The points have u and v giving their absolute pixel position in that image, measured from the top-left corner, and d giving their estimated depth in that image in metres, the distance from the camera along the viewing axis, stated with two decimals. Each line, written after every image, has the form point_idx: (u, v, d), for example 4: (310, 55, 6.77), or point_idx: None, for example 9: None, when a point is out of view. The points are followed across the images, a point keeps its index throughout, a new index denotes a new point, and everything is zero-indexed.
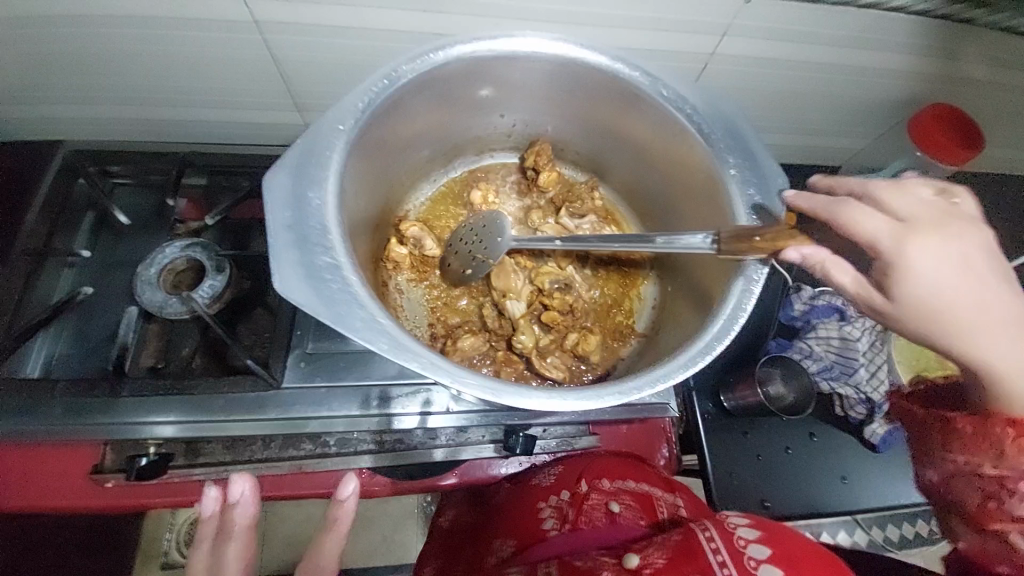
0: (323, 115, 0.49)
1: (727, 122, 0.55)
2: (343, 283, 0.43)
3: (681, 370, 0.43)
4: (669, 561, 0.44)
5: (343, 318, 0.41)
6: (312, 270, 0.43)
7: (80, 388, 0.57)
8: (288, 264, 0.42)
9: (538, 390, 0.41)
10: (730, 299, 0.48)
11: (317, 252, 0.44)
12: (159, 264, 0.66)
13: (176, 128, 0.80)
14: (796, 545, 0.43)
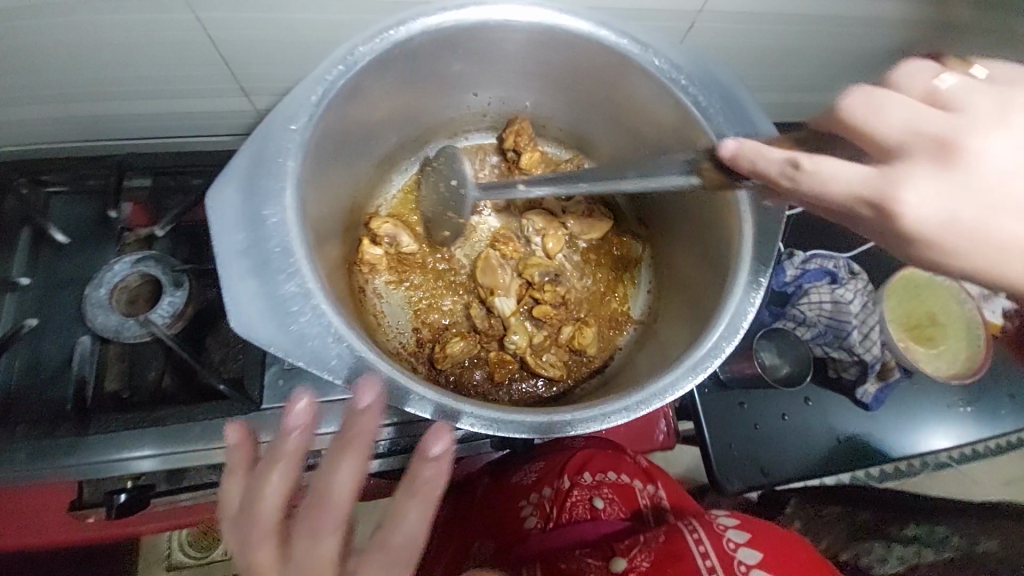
0: (272, 113, 0.43)
1: (722, 89, 0.50)
2: (312, 312, 0.38)
3: (688, 376, 0.41)
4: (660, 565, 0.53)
5: (317, 354, 0.37)
6: (275, 301, 0.38)
7: (40, 430, 0.54)
8: (248, 296, 0.38)
9: (538, 412, 0.39)
10: (735, 294, 0.44)
11: (279, 278, 0.39)
12: (109, 284, 0.60)
13: (111, 124, 0.71)
14: (776, 539, 0.55)
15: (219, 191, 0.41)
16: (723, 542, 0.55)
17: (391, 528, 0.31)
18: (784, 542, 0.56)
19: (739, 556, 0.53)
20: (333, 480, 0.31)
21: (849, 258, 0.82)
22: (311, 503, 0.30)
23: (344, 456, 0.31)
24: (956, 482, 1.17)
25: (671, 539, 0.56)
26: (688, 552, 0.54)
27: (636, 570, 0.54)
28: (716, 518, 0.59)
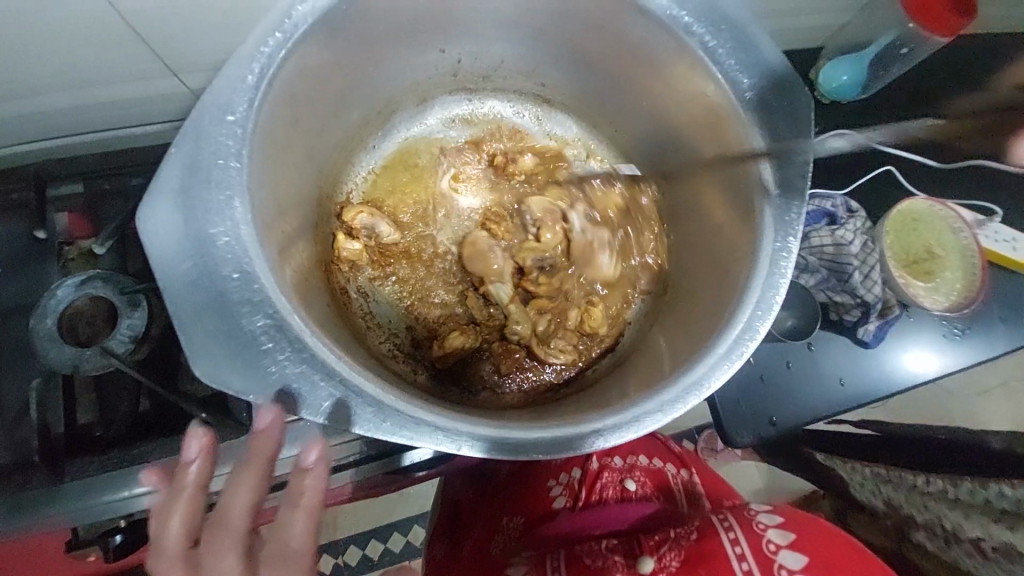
0: (201, 105, 0.35)
1: (729, 25, 0.43)
2: (290, 347, 0.34)
3: (723, 365, 0.38)
4: (684, 565, 0.58)
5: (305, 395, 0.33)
6: (241, 338, 0.33)
7: (12, 484, 0.49)
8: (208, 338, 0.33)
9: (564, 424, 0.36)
10: (762, 263, 0.40)
11: (246, 311, 0.34)
12: (54, 313, 0.53)
13: (20, 124, 0.61)
14: (819, 538, 0.58)
15: (151, 210, 0.34)
16: (760, 542, 0.58)
17: (288, 532, 0.32)
18: (828, 539, 0.58)
19: (779, 559, 0.56)
20: (230, 494, 0.31)
21: (847, 197, 0.78)
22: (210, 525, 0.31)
23: (244, 472, 0.32)
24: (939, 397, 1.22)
25: (703, 539, 0.60)
26: (720, 552, 0.58)
27: (666, 568, 0.58)
28: (756, 516, 0.62)
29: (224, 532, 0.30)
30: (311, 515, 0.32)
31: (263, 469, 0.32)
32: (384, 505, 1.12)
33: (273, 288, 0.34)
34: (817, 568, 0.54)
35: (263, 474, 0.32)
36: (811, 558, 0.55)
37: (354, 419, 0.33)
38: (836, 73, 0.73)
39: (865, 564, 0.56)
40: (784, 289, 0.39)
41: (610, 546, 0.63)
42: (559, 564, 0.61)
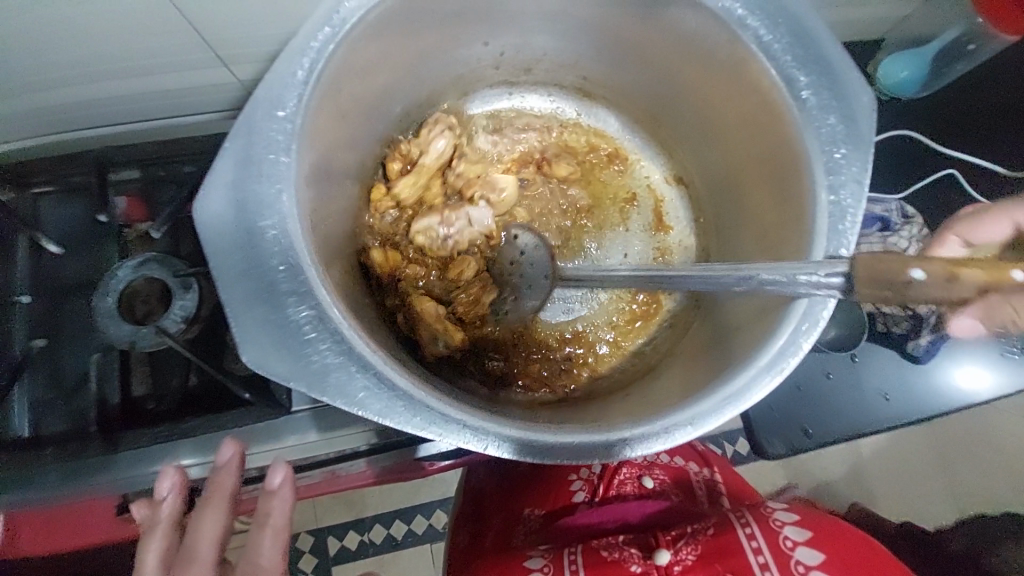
0: (254, 99, 0.37)
1: (789, 19, 0.41)
2: (331, 338, 0.35)
3: (764, 379, 0.37)
4: (699, 559, 0.58)
5: (342, 386, 0.34)
6: (286, 328, 0.34)
7: (72, 451, 0.53)
8: (256, 327, 0.34)
9: (590, 432, 0.35)
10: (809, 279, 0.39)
11: (291, 302, 0.35)
12: (115, 292, 0.57)
13: (85, 112, 0.65)
14: (836, 535, 0.57)
15: (205, 201, 0.36)
16: (777, 538, 0.57)
17: (258, 550, 0.45)
18: (845, 536, 0.58)
19: (795, 556, 0.56)
20: (199, 529, 0.43)
21: (904, 200, 0.72)
22: (181, 557, 0.43)
23: (213, 512, 0.44)
24: (984, 415, 1.17)
25: (720, 534, 0.60)
26: (736, 546, 0.58)
27: (681, 562, 0.59)
28: (775, 512, 0.61)
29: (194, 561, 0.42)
30: (275, 534, 0.45)
31: (225, 505, 0.44)
32: (408, 489, 1.15)
33: (315, 279, 0.35)
34: (834, 564, 0.54)
35: (226, 507, 0.44)
36: (828, 555, 0.55)
37: (391, 411, 0.34)
38: (895, 69, 0.69)
39: (880, 560, 0.56)
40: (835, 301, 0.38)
41: (626, 539, 0.64)
42: (576, 557, 0.62)
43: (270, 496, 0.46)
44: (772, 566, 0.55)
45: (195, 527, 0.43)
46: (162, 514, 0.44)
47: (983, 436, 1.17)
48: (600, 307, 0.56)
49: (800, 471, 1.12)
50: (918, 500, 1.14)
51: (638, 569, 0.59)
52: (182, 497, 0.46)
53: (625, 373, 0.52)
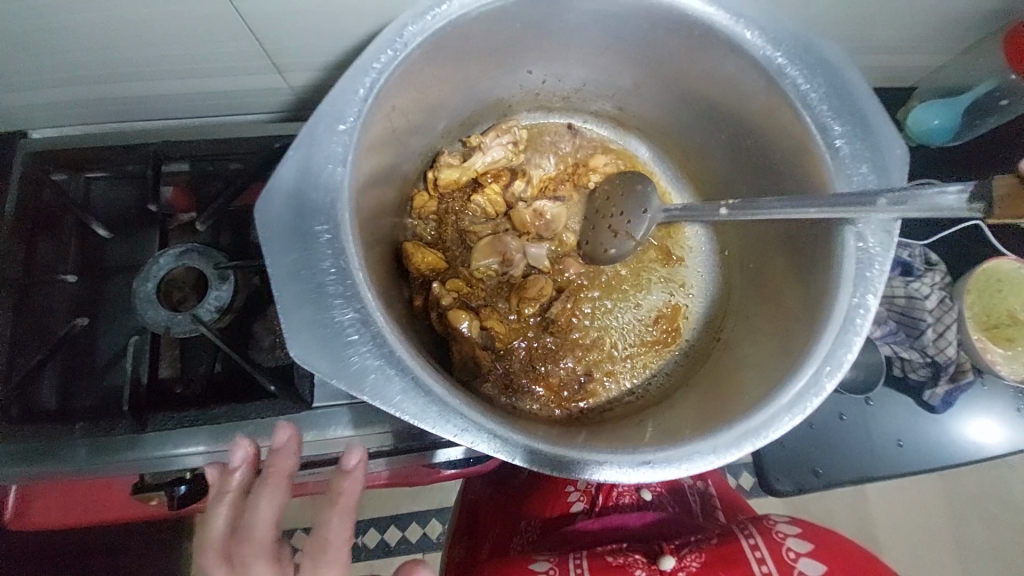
0: (317, 113, 0.39)
1: (829, 70, 0.43)
2: (372, 341, 0.36)
3: (785, 417, 0.38)
4: (703, 565, 0.60)
5: (379, 386, 0.35)
6: (331, 329, 0.36)
7: (101, 428, 0.54)
8: (301, 325, 0.36)
9: (617, 455, 0.36)
10: (835, 322, 0.40)
11: (339, 304, 0.36)
12: (156, 278, 0.59)
13: (140, 105, 0.69)
14: (834, 546, 0.60)
15: (266, 204, 0.38)
16: (780, 550, 0.60)
17: (325, 531, 0.43)
18: (845, 550, 0.60)
19: (798, 567, 0.58)
20: (259, 508, 0.43)
21: (927, 247, 0.73)
22: (239, 536, 0.42)
23: (274, 488, 0.44)
24: (994, 473, 1.15)
25: (724, 544, 0.62)
26: (741, 556, 0.60)
27: (685, 568, 0.60)
28: (776, 524, 0.64)
29: (254, 539, 0.42)
30: (342, 513, 0.43)
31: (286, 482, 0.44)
32: (406, 494, 1.15)
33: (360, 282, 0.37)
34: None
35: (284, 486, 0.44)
36: (828, 565, 0.58)
37: (423, 415, 0.35)
38: (927, 116, 0.69)
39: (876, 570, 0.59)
40: (857, 346, 0.39)
41: (630, 548, 0.65)
42: (583, 561, 0.63)
43: (342, 475, 0.44)
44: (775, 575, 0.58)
45: (257, 504, 0.43)
46: (232, 486, 0.45)
47: (995, 494, 1.14)
48: (627, 333, 0.56)
49: (804, 514, 1.11)
50: (924, 554, 1.12)
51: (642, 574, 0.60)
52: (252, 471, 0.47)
53: (641, 398, 0.53)
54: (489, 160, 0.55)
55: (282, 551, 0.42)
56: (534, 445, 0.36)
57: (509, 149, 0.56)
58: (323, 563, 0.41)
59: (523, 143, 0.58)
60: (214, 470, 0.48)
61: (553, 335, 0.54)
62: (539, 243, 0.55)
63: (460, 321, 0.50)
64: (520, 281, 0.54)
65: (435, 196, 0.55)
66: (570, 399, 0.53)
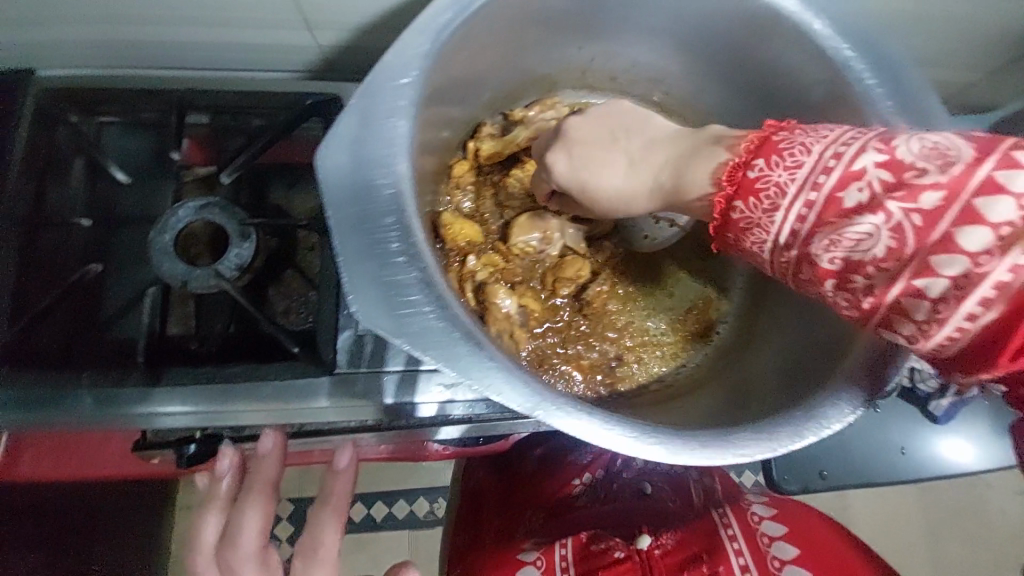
0: (381, 63, 0.38)
1: (892, 67, 0.43)
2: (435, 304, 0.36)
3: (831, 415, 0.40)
4: (677, 543, 0.66)
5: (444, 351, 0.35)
6: (394, 288, 0.35)
7: (111, 378, 0.52)
8: (364, 281, 0.35)
9: (671, 438, 0.37)
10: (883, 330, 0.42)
11: (402, 262, 0.36)
12: (173, 230, 0.56)
13: (157, 52, 0.65)
14: (807, 530, 0.65)
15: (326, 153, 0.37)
16: (755, 535, 0.64)
17: (316, 532, 0.42)
18: (814, 530, 0.65)
19: (763, 529, 0.65)
20: (246, 517, 0.42)
21: None
22: (223, 543, 0.41)
23: (258, 499, 0.43)
24: (969, 485, 1.19)
25: (703, 529, 0.67)
26: (716, 540, 0.64)
27: (662, 547, 0.66)
28: (753, 507, 0.70)
29: (238, 547, 0.40)
30: (337, 512, 0.44)
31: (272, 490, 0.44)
32: (396, 473, 1.14)
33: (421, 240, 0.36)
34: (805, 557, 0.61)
35: (270, 493, 0.44)
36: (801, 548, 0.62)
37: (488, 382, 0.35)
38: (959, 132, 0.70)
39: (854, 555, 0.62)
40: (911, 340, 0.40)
41: (614, 532, 0.69)
42: (567, 552, 0.68)
43: (336, 475, 0.47)
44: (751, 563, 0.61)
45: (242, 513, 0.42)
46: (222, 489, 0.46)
47: (969, 506, 1.18)
48: (660, 320, 0.56)
49: None
50: (899, 560, 1.15)
51: (622, 555, 0.65)
52: (240, 475, 0.47)
53: (670, 385, 0.53)
54: (531, 134, 0.53)
55: (271, 556, 0.41)
56: (599, 416, 0.36)
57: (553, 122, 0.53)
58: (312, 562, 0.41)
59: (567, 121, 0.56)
60: (206, 477, 0.49)
61: (586, 317, 0.54)
62: (578, 223, 0.54)
63: (496, 293, 0.49)
64: (556, 261, 0.53)
65: (474, 167, 0.54)
66: (600, 382, 0.52)
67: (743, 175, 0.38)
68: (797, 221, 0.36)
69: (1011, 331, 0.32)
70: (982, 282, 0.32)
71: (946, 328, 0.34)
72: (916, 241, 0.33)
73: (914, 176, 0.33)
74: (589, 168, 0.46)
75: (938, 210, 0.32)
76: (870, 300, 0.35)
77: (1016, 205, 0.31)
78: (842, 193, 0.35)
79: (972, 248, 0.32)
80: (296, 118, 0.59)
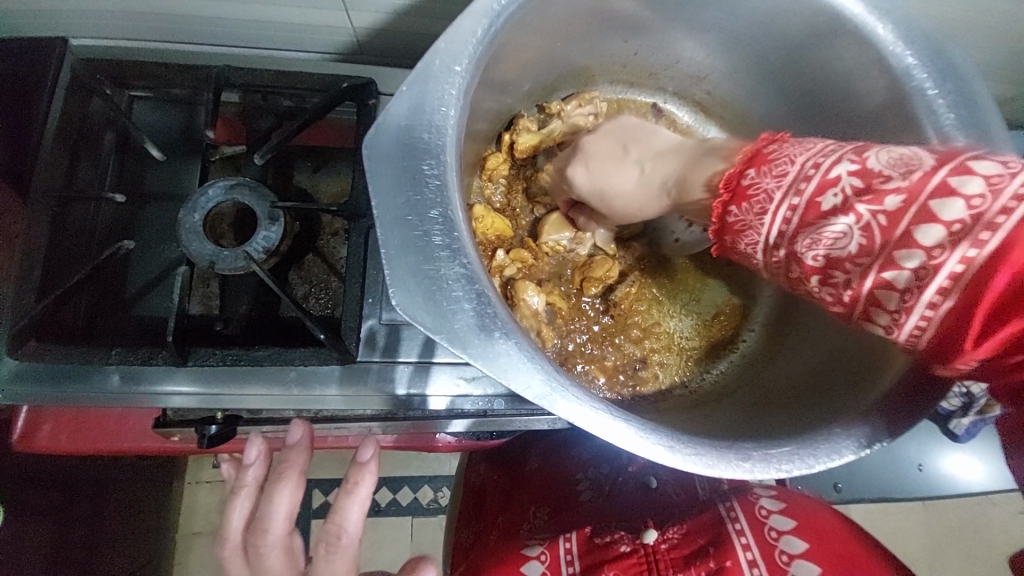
0: (431, 50, 0.37)
1: (957, 80, 0.42)
2: (476, 299, 0.35)
3: (877, 432, 0.39)
4: (683, 537, 0.64)
5: (485, 349, 0.35)
6: (436, 283, 0.35)
7: (139, 355, 0.50)
8: (406, 274, 0.35)
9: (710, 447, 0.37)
10: None
11: (445, 257, 0.35)
12: (203, 209, 0.56)
13: (187, 26, 0.64)
14: (815, 522, 0.63)
15: (373, 142, 0.36)
16: (762, 528, 0.62)
17: (341, 519, 0.41)
18: (824, 522, 0.63)
19: (770, 522, 0.63)
20: (271, 504, 0.41)
21: None
22: (251, 532, 0.41)
23: (285, 485, 0.42)
24: (975, 503, 1.18)
25: (708, 521, 0.66)
26: (723, 535, 0.62)
27: (668, 541, 0.64)
28: (760, 499, 0.67)
29: (269, 532, 0.41)
30: (362, 502, 0.42)
31: (299, 478, 0.43)
32: (401, 459, 1.15)
33: (463, 235, 0.36)
34: (816, 553, 0.58)
35: (297, 483, 0.43)
36: (810, 544, 0.59)
37: (527, 382, 0.35)
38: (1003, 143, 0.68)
39: (865, 552, 0.60)
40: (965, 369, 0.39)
41: (621, 526, 0.67)
42: (572, 546, 0.66)
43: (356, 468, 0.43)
44: (760, 560, 0.59)
45: (268, 502, 0.41)
46: (248, 479, 0.44)
47: (974, 524, 1.17)
48: (688, 322, 0.56)
49: None
50: None
51: (627, 547, 0.64)
52: (265, 467, 0.45)
53: (694, 392, 0.52)
54: (569, 129, 0.53)
55: (294, 541, 0.42)
56: (637, 424, 0.36)
57: (591, 118, 0.53)
58: (335, 550, 0.41)
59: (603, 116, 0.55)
60: (229, 466, 0.47)
61: (612, 318, 0.53)
62: None
63: (523, 289, 0.48)
64: (584, 260, 0.52)
65: (508, 160, 0.53)
66: (623, 384, 0.52)
67: (735, 182, 0.37)
68: (784, 223, 0.35)
69: (977, 320, 0.31)
70: (939, 273, 0.31)
71: (912, 318, 0.33)
72: (882, 238, 0.32)
73: (880, 181, 0.33)
74: (605, 178, 0.46)
75: (900, 210, 0.32)
76: (849, 293, 0.34)
77: (972, 204, 0.30)
78: (820, 197, 0.34)
79: (928, 243, 0.31)
80: (330, 101, 0.58)
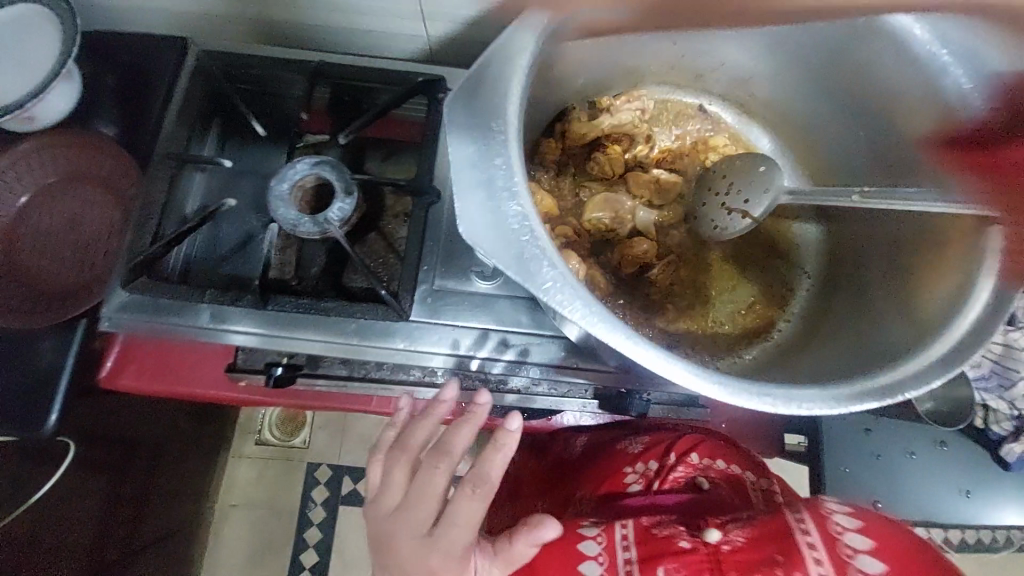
0: (507, 32, 0.44)
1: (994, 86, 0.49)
2: (530, 235, 0.40)
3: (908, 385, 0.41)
4: (748, 541, 0.54)
5: (538, 275, 0.39)
6: (498, 218, 0.40)
7: (229, 297, 0.60)
8: (475, 207, 0.40)
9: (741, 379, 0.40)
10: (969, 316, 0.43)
11: (506, 197, 0.41)
12: (291, 180, 0.65)
13: (288, 32, 0.76)
14: (898, 541, 0.52)
15: (453, 102, 0.43)
16: (836, 543, 0.51)
17: (486, 468, 0.51)
18: (908, 546, 0.52)
19: (844, 539, 0.52)
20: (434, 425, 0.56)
21: None
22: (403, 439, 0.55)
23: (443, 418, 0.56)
24: None
25: (771, 521, 0.56)
26: (789, 541, 0.52)
27: (730, 542, 0.54)
28: (827, 505, 0.58)
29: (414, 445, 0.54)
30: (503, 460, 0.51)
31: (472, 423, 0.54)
32: None
33: (521, 183, 0.41)
34: None
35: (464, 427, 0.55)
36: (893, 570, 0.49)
37: (574, 302, 0.39)
38: None
39: None
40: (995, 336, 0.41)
41: (673, 520, 0.60)
42: (628, 531, 0.59)
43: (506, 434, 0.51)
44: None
45: (428, 424, 0.56)
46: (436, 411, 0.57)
47: None
48: (725, 308, 0.58)
49: None
50: None
51: (688, 544, 0.55)
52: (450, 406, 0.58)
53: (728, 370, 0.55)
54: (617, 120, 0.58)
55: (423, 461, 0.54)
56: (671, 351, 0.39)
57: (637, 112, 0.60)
58: (465, 483, 0.51)
59: (648, 114, 0.62)
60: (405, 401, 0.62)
61: (649, 296, 0.57)
62: (649, 209, 0.58)
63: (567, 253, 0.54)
64: (624, 239, 0.56)
65: (560, 146, 0.58)
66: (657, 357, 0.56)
67: None
68: None
69: None
70: None
71: None
72: None
73: None
74: None
75: None
76: None
77: None
78: None
79: None
80: (403, 94, 0.66)
